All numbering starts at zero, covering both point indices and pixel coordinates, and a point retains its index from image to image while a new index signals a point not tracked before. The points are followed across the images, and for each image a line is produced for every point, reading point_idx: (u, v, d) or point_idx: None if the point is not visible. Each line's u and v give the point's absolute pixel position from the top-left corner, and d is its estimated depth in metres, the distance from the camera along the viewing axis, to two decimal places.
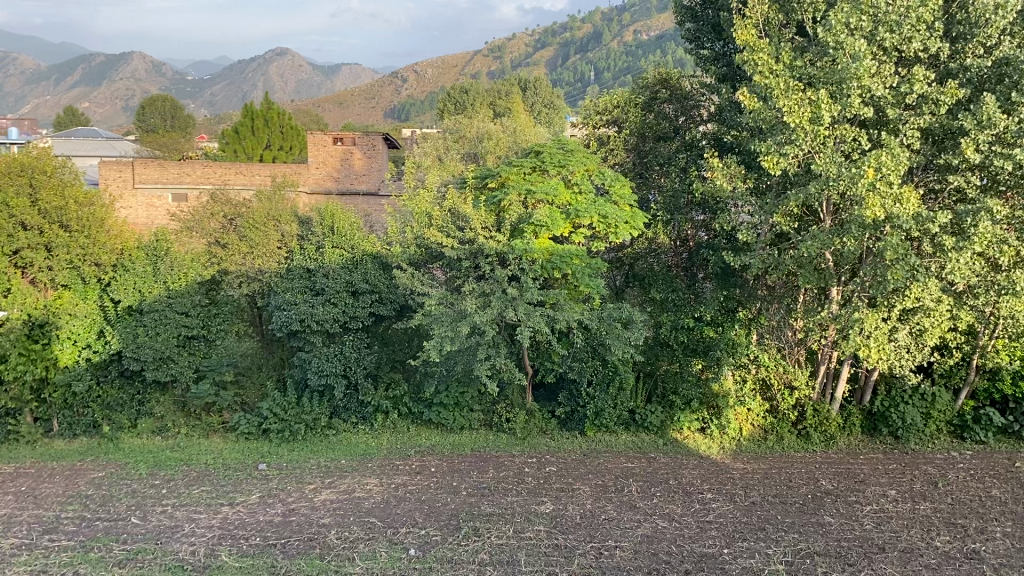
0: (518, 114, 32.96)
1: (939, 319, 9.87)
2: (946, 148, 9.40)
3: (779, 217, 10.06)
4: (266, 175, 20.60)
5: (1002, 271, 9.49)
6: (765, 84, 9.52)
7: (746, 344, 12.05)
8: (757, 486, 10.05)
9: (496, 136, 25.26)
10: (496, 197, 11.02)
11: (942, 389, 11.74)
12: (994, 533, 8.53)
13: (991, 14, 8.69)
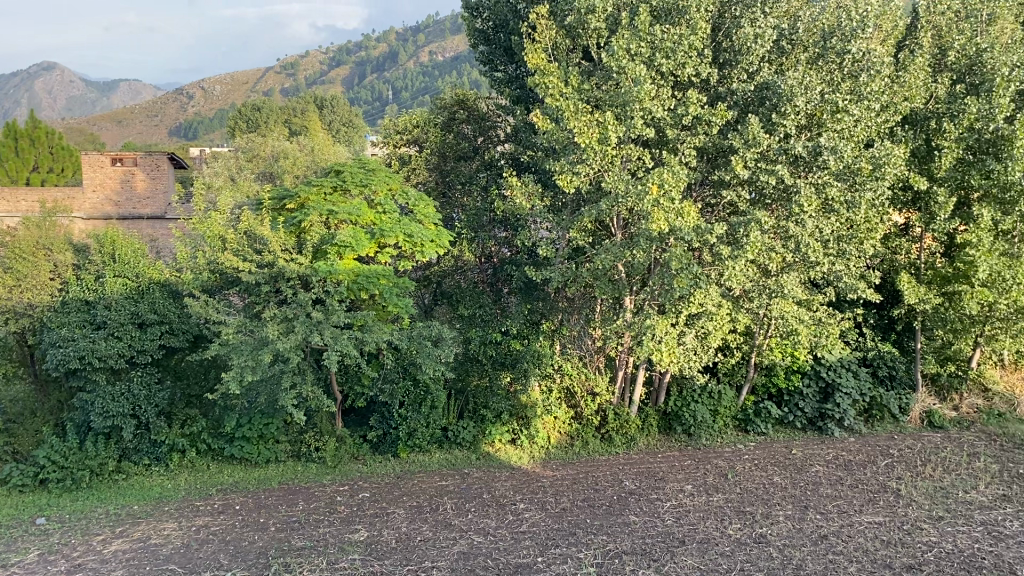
0: (316, 133, 32.20)
1: (721, 322, 10.24)
2: (719, 165, 10.06)
3: (575, 232, 10.11)
4: (32, 201, 18.78)
5: (772, 275, 10.22)
6: (557, 106, 9.49)
7: (549, 355, 11.93)
8: (566, 492, 10.06)
9: (292, 154, 24.39)
10: (296, 217, 10.23)
11: (726, 387, 12.35)
12: (777, 517, 8.88)
13: (751, 43, 9.20)
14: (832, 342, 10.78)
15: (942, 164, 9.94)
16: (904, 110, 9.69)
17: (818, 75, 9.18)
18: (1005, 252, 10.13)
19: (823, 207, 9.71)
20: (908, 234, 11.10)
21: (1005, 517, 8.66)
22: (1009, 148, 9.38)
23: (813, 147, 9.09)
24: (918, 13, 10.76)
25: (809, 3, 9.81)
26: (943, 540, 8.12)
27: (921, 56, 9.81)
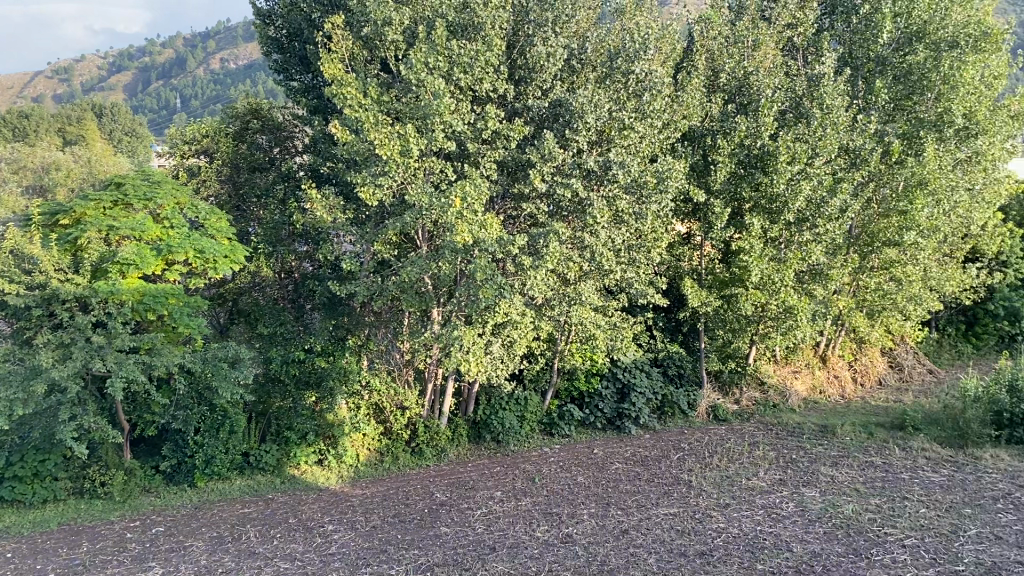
0: (97, 143, 28.97)
1: (526, 330, 8.36)
2: (520, 177, 8.31)
3: (379, 244, 7.88)
4: None
5: (571, 284, 8.47)
6: (358, 117, 7.34)
7: (358, 370, 9.49)
8: (376, 509, 7.94)
9: (66, 165, 21.61)
10: (67, 234, 8.10)
11: (531, 393, 10.04)
12: (583, 516, 7.01)
13: (544, 60, 7.93)
14: (628, 347, 9.16)
15: (716, 177, 8.98)
16: (683, 129, 8.82)
17: (605, 94, 8.14)
18: (773, 257, 9.15)
19: (614, 217, 8.41)
20: (688, 242, 9.77)
21: (784, 499, 7.11)
22: (772, 164, 8.72)
23: (603, 161, 7.90)
24: (695, 35, 9.56)
25: (595, 25, 9.01)
26: (733, 524, 6.58)
27: (698, 77, 9.02)
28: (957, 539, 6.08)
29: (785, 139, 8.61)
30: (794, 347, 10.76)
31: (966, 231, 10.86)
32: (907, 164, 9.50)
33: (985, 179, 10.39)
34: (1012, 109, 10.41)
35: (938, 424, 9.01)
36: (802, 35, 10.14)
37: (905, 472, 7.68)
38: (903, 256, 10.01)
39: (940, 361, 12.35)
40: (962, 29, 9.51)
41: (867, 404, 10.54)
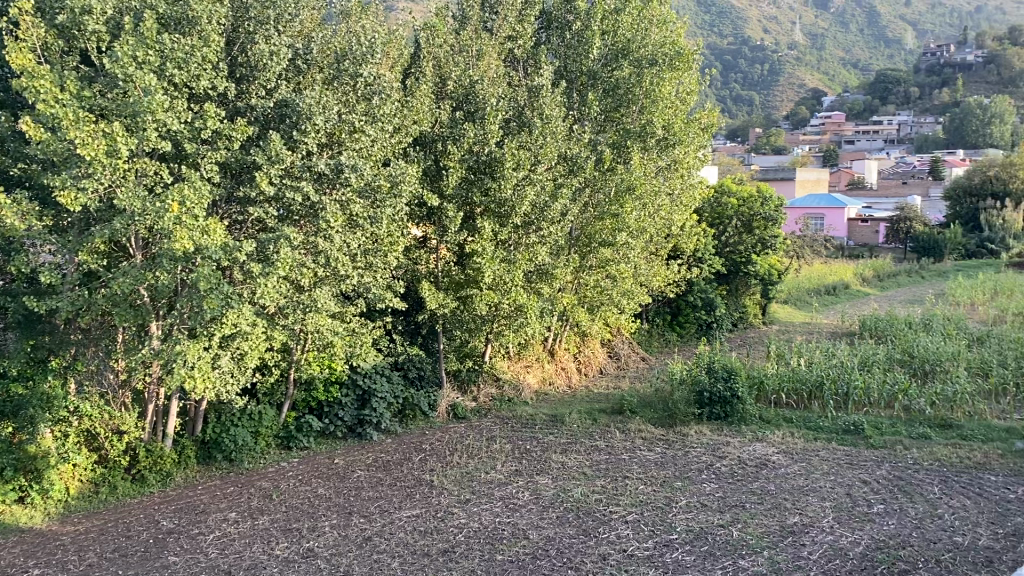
0: None
1: (257, 340, 7.62)
2: (244, 182, 7.58)
3: (84, 255, 6.79)
4: None
5: (305, 291, 7.87)
6: (51, 114, 6.23)
7: (65, 396, 7.40)
8: (94, 544, 6.58)
9: None
10: None
11: (266, 407, 8.81)
12: (324, 528, 6.57)
13: (267, 59, 7.39)
14: (367, 353, 8.76)
15: (448, 182, 8.70)
16: (415, 134, 8.56)
17: (334, 94, 7.80)
18: (503, 258, 9.16)
19: (348, 222, 7.98)
20: (424, 245, 9.36)
21: (521, 489, 7.20)
22: (499, 171, 8.77)
23: (334, 165, 7.52)
24: (419, 42, 9.39)
25: (321, 25, 8.44)
26: (472, 518, 6.55)
27: (426, 83, 8.83)
28: (669, 510, 6.46)
29: (512, 146, 8.72)
30: (524, 343, 10.95)
31: (668, 231, 11.56)
32: (618, 171, 10.10)
33: (681, 185, 11.33)
34: (701, 122, 11.47)
35: (651, 406, 9.55)
36: (522, 47, 10.38)
37: (627, 453, 8.05)
38: (617, 255, 10.38)
39: (652, 349, 13.14)
40: (658, 49, 10.41)
41: (591, 392, 10.96)
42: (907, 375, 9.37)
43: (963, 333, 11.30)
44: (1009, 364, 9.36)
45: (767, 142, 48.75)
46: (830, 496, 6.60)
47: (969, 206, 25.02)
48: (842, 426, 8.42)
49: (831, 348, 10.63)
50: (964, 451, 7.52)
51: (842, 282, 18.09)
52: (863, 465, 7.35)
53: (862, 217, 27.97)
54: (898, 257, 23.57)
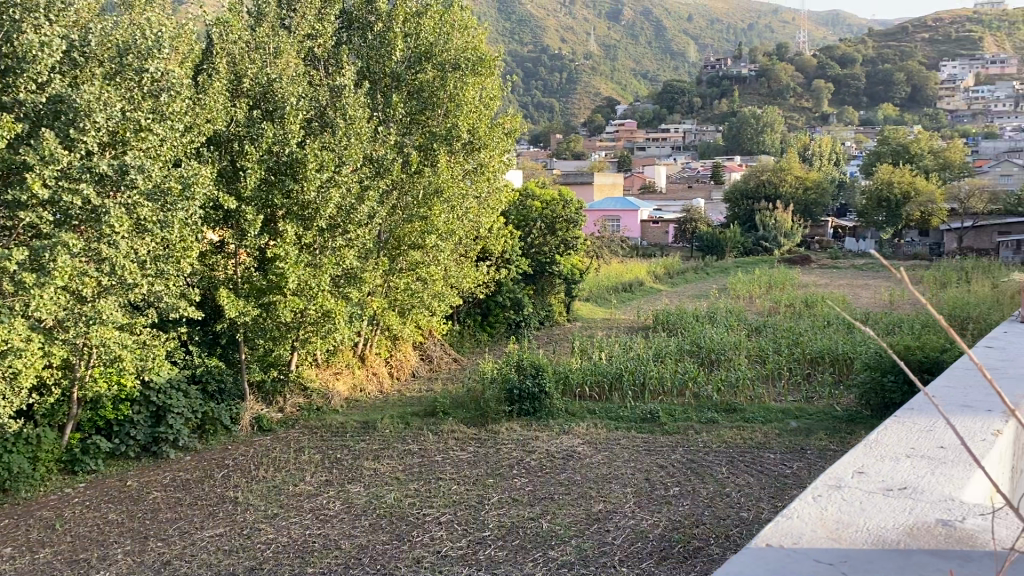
0: None
1: (34, 358, 6.87)
2: (13, 184, 6.87)
3: None
4: None
5: (87, 302, 7.22)
6: None
7: None
8: None
9: None
10: None
11: (46, 428, 7.95)
12: (116, 556, 6.07)
13: (36, 50, 6.73)
14: (160, 366, 8.20)
15: (246, 183, 8.31)
16: (207, 134, 8.11)
17: (116, 90, 7.21)
18: (308, 262, 8.85)
19: (134, 227, 7.40)
20: (221, 250, 8.90)
21: (331, 499, 7.00)
22: (300, 172, 8.48)
23: (117, 165, 6.98)
24: (212, 38, 8.79)
25: (100, 15, 7.78)
26: (282, 532, 6.30)
27: (220, 80, 8.35)
28: (481, 507, 6.52)
29: (313, 147, 8.46)
30: (332, 350, 10.60)
31: (476, 233, 11.62)
32: (424, 174, 10.08)
33: (488, 188, 11.43)
34: (505, 127, 11.65)
35: (463, 407, 9.58)
36: (322, 47, 10.05)
37: (438, 455, 8.04)
38: (426, 257, 10.32)
39: (463, 349, 13.13)
40: (459, 54, 10.51)
41: (403, 396, 10.82)
42: (696, 365, 10.01)
43: (743, 324, 12.25)
44: (782, 351, 10.25)
45: (567, 146, 50.61)
46: (631, 481, 6.92)
47: (745, 208, 27.16)
48: (640, 415, 8.85)
49: (630, 343, 11.22)
50: (747, 432, 8.14)
51: (637, 280, 19.03)
52: (660, 451, 7.76)
53: (654, 218, 29.67)
54: (686, 255, 25.14)
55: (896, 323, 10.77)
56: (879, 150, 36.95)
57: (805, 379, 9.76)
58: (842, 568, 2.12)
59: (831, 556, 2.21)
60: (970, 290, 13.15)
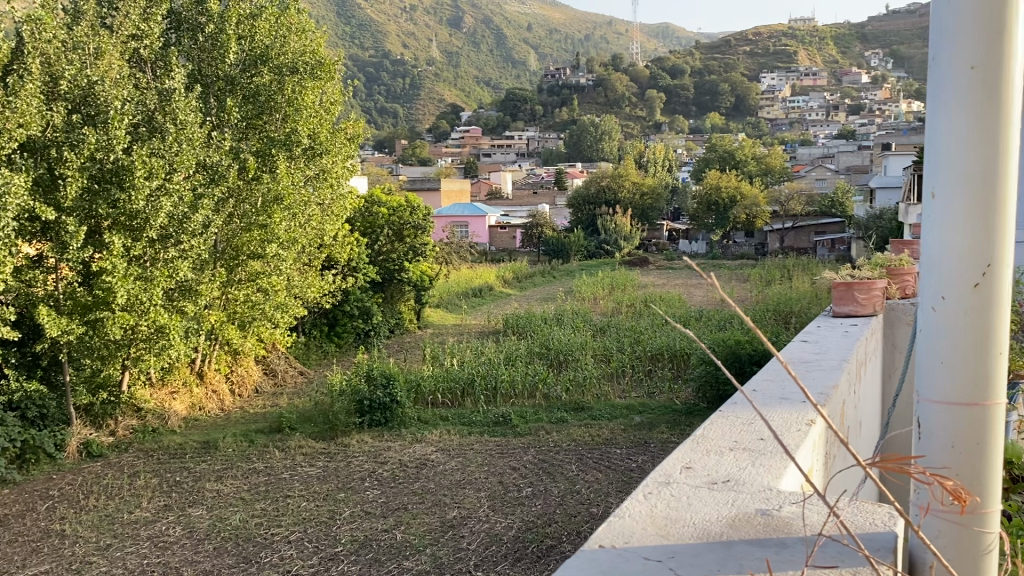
0: None
1: None
2: None
3: None
4: None
5: None
6: None
7: None
8: None
9: None
10: None
11: None
12: None
13: None
14: None
15: (67, 194, 7.69)
16: (20, 140, 7.43)
17: None
18: (139, 275, 8.24)
19: None
20: (39, 265, 8.11)
21: (170, 525, 6.57)
22: (127, 180, 7.96)
23: None
24: (22, 36, 7.94)
25: None
26: (117, 564, 5.88)
27: (36, 82, 7.63)
28: (333, 523, 6.33)
29: (142, 153, 7.96)
30: (168, 368, 9.83)
31: (320, 241, 11.22)
32: (263, 180, 9.69)
33: (332, 195, 11.09)
34: (347, 132, 11.37)
35: (310, 421, 9.24)
36: (149, 48, 9.44)
37: (286, 472, 7.73)
38: (268, 267, 9.94)
39: (310, 361, 12.65)
40: (298, 58, 10.21)
41: (246, 413, 10.30)
42: (545, 366, 10.11)
43: (589, 325, 12.57)
44: (626, 349, 10.56)
45: (413, 152, 50.38)
46: (483, 485, 6.92)
47: (587, 212, 27.92)
48: (493, 419, 8.84)
49: (480, 347, 11.25)
50: (595, 429, 8.33)
51: (487, 284, 19.13)
52: (512, 453, 7.80)
53: (501, 223, 30.02)
54: (533, 258, 25.57)
55: (728, 319, 11.35)
56: (708, 156, 39.04)
57: (647, 375, 10.09)
58: (675, 504, 1.81)
59: (661, 493, 1.89)
60: (792, 285, 14.08)
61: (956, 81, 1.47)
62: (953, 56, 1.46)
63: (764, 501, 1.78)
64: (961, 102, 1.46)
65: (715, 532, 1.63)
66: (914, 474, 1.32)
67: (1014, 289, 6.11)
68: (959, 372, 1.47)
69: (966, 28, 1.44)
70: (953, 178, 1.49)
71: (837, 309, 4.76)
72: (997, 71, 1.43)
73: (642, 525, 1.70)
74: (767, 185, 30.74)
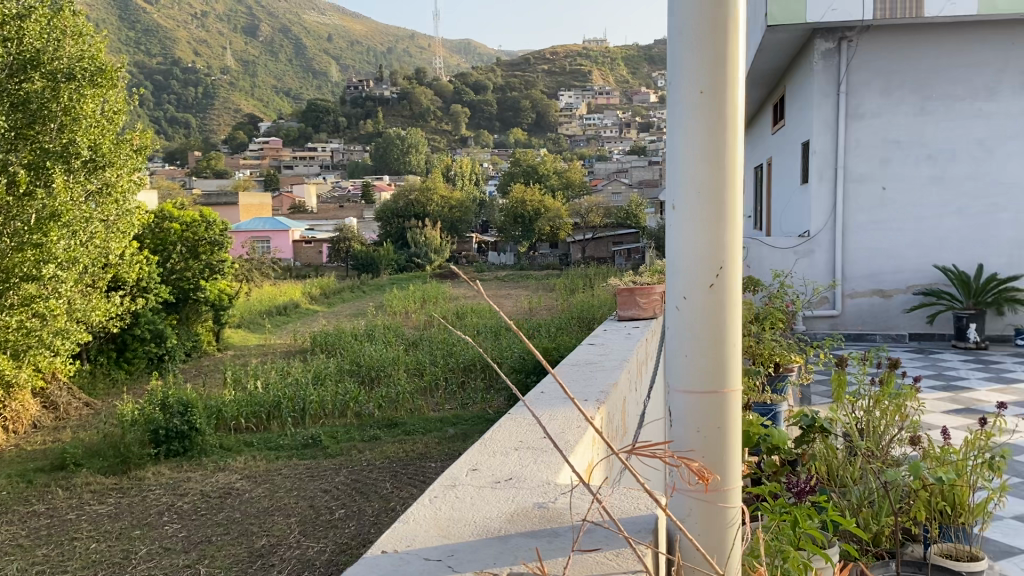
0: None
1: None
2: None
3: None
4: None
5: None
6: None
7: None
8: None
9: None
10: None
11: None
12: None
13: None
14: None
15: None
16: None
17: None
18: None
19: None
20: None
21: None
22: None
23: None
24: None
25: None
26: None
27: None
28: (126, 564, 5.04)
29: None
30: None
31: (105, 261, 10.11)
32: (37, 196, 8.27)
33: (116, 211, 10.03)
34: (133, 143, 10.48)
35: (99, 455, 7.73)
36: None
37: (70, 513, 6.20)
38: (43, 290, 8.41)
39: (95, 392, 11.45)
40: (74, 63, 9.10)
41: (21, 452, 9.00)
42: (356, 383, 9.44)
43: (399, 340, 12.36)
44: (439, 361, 9.88)
45: (209, 166, 47.90)
46: (294, 510, 5.85)
47: (395, 225, 27.59)
48: (301, 442, 7.66)
49: (286, 368, 10.72)
50: (409, 445, 7.42)
51: (293, 302, 18.48)
52: (323, 476, 6.70)
53: (306, 239, 29.22)
54: (341, 274, 24.94)
55: (535, 328, 11.52)
56: (512, 171, 39.89)
57: (461, 388, 9.34)
58: (457, 505, 1.78)
59: (446, 496, 1.86)
60: (594, 294, 14.56)
61: (685, 104, 1.45)
62: (685, 78, 1.44)
63: (541, 495, 1.82)
64: (690, 125, 1.44)
65: (495, 527, 1.63)
66: (662, 456, 1.37)
67: (780, 290, 6.68)
68: (695, 373, 1.47)
69: (692, 52, 1.42)
70: (685, 196, 1.47)
71: (622, 313, 5.04)
72: (723, 95, 1.42)
73: (423, 528, 1.65)
74: (568, 198, 31.81)
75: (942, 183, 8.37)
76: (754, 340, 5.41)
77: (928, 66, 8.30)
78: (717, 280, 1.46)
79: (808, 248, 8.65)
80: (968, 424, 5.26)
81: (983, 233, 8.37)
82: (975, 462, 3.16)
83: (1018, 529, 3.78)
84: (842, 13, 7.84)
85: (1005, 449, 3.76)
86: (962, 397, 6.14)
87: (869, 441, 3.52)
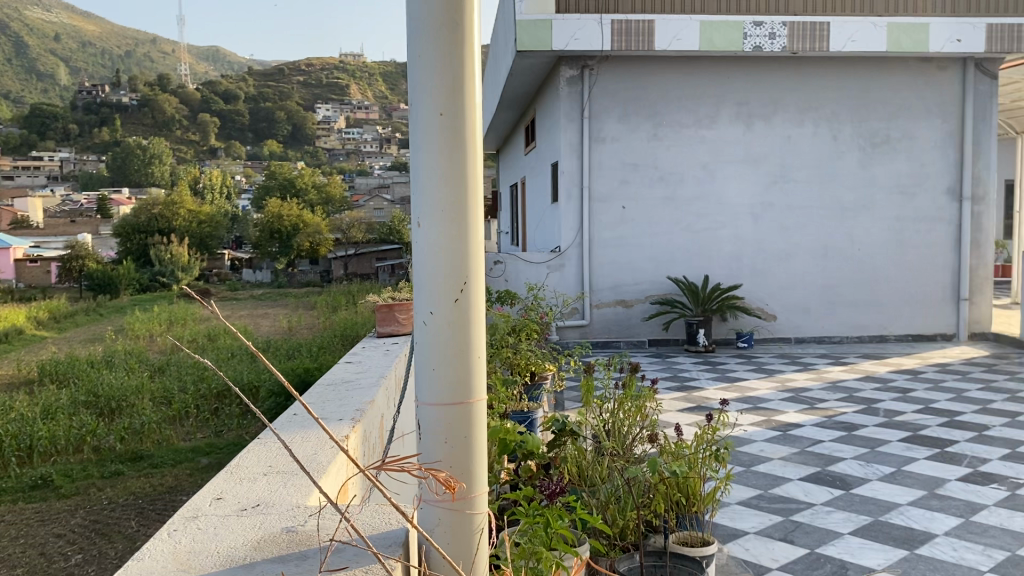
0: None
1: None
2: None
3: None
4: None
5: None
6: None
7: None
8: None
9: None
10: None
11: None
12: None
13: None
14: None
15: None
16: None
17: None
18: None
19: None
20: None
21: None
22: None
23: None
24: None
25: None
26: None
27: None
28: None
29: None
30: None
31: None
32: None
33: None
34: None
35: None
36: None
37: None
38: None
39: None
40: None
41: None
42: (94, 416, 8.52)
43: (142, 366, 11.42)
44: (189, 388, 9.27)
45: None
46: (21, 560, 5.19)
47: (138, 242, 25.53)
48: (28, 483, 6.81)
49: (8, 403, 9.51)
50: (156, 479, 6.88)
51: (15, 328, 16.50)
52: (55, 519, 6.03)
53: (31, 257, 26.27)
54: (74, 295, 22.64)
55: (295, 348, 11.12)
56: (267, 185, 38.39)
57: (214, 415, 8.75)
58: (200, 536, 1.68)
59: (186, 528, 1.74)
60: (354, 312, 14.37)
61: (426, 126, 1.47)
62: (425, 101, 1.46)
63: (290, 518, 1.77)
64: (430, 146, 1.47)
65: (240, 556, 1.55)
66: (410, 469, 1.39)
67: (535, 302, 6.96)
68: (444, 386, 1.49)
69: (432, 74, 1.45)
70: (428, 214, 1.49)
71: (381, 330, 5.02)
72: (461, 119, 1.47)
73: (161, 562, 1.54)
74: (327, 213, 31.15)
75: (673, 202, 9.15)
76: (511, 352, 5.58)
77: (661, 96, 9.05)
78: (461, 294, 1.50)
79: (559, 262, 9.12)
80: (699, 420, 5.78)
81: (708, 247, 9.24)
82: (704, 455, 3.47)
83: (741, 512, 4.20)
84: (584, 43, 8.39)
85: (728, 441, 4.16)
86: (694, 397, 6.73)
87: (614, 440, 3.76)
